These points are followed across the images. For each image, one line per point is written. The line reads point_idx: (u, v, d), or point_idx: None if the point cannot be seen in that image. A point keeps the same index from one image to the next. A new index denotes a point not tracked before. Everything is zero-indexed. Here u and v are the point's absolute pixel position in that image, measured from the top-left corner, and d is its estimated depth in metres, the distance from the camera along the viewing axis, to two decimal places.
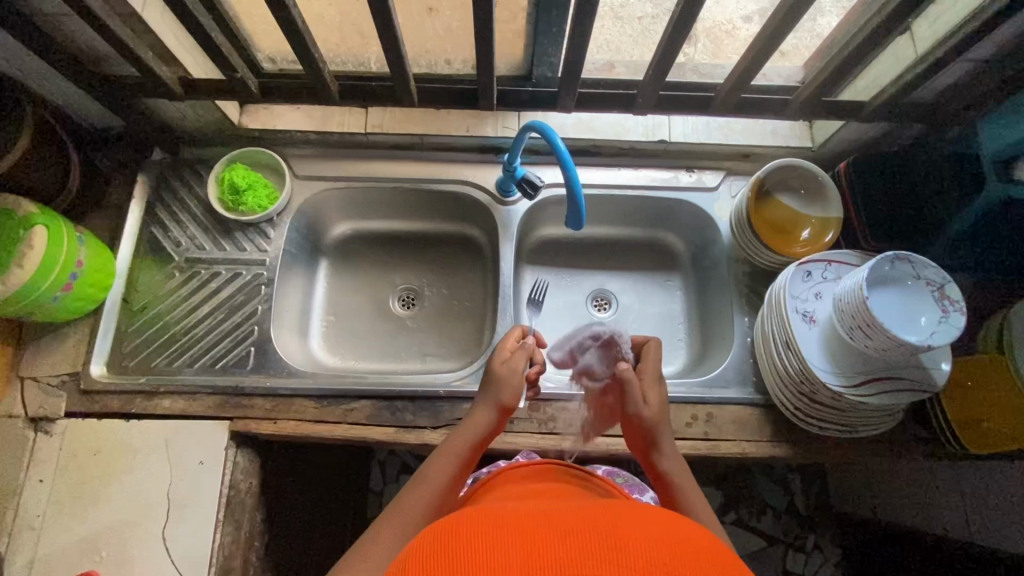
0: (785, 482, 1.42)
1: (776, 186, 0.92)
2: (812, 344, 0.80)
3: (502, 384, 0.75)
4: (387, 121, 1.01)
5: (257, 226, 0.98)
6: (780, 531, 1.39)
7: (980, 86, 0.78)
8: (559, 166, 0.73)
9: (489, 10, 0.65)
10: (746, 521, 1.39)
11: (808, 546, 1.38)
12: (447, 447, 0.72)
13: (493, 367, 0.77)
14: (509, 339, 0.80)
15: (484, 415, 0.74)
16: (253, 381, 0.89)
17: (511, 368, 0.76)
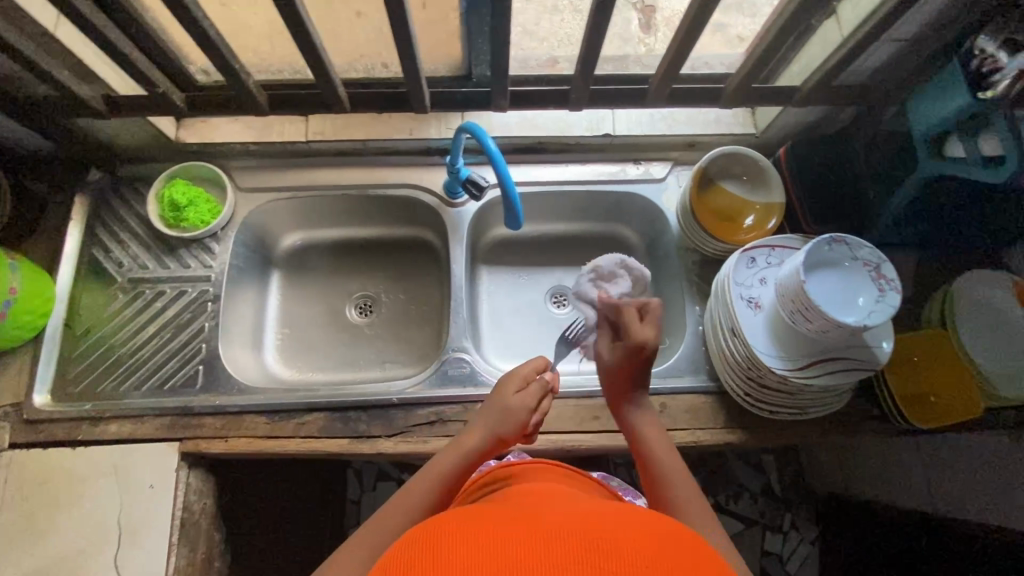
0: (759, 465, 1.44)
1: (719, 174, 0.92)
2: (757, 329, 0.81)
3: (505, 413, 0.76)
4: (328, 128, 0.99)
5: (202, 242, 0.96)
6: (756, 512, 1.41)
7: (904, 66, 0.79)
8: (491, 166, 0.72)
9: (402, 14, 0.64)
10: (723, 505, 1.41)
11: (785, 526, 1.40)
12: (438, 465, 0.70)
13: (504, 400, 0.78)
14: (524, 368, 0.82)
15: (477, 438, 0.73)
16: (202, 400, 0.88)
17: (519, 399, 0.77)
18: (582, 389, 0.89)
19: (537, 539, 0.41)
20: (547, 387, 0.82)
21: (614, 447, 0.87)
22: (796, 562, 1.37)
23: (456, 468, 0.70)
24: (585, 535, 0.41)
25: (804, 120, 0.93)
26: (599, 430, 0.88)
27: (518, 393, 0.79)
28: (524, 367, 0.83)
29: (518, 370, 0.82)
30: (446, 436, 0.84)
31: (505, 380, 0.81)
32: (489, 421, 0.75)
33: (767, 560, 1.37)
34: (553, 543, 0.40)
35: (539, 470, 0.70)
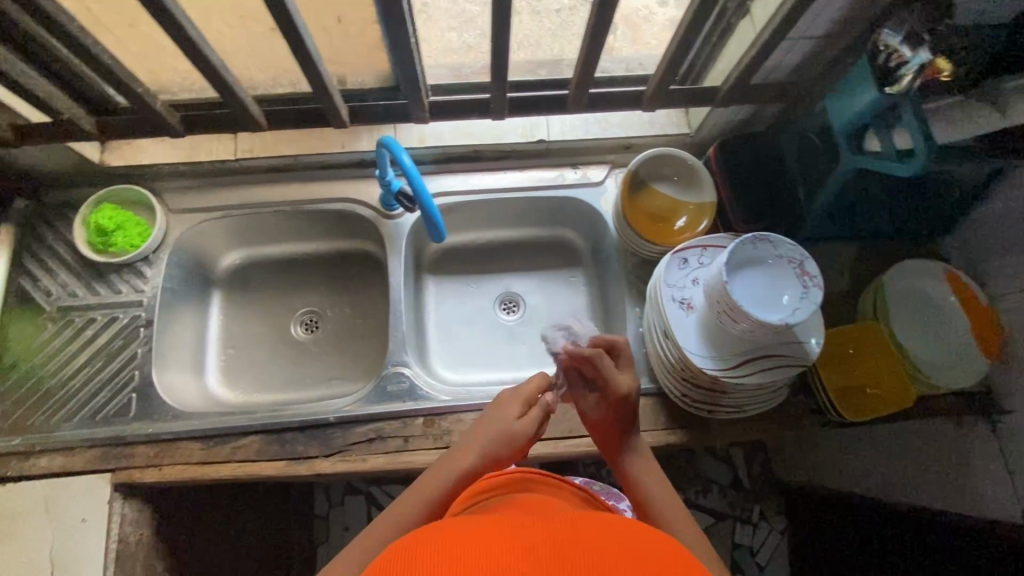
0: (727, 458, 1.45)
1: (652, 177, 0.93)
2: (689, 330, 0.81)
3: (508, 438, 0.73)
4: (257, 144, 0.97)
5: (132, 266, 0.94)
6: (725, 505, 1.41)
7: (819, 62, 0.79)
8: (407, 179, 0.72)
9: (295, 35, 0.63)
10: (693, 500, 1.41)
11: (755, 517, 1.40)
12: (432, 483, 0.68)
13: (508, 424, 0.74)
14: (529, 389, 0.78)
15: (473, 457, 0.70)
16: (136, 428, 0.86)
17: (526, 426, 0.74)
18: None
19: (525, 543, 0.41)
20: (550, 411, 0.78)
21: (557, 454, 0.86)
22: (766, 553, 1.38)
23: (451, 485, 0.68)
24: (571, 539, 0.42)
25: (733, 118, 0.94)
26: (541, 438, 0.88)
27: (522, 419, 0.75)
28: (527, 388, 0.79)
29: (523, 392, 0.78)
30: (385, 452, 0.83)
31: (508, 401, 0.77)
32: (488, 443, 0.72)
33: (738, 552, 1.38)
34: (538, 552, 0.40)
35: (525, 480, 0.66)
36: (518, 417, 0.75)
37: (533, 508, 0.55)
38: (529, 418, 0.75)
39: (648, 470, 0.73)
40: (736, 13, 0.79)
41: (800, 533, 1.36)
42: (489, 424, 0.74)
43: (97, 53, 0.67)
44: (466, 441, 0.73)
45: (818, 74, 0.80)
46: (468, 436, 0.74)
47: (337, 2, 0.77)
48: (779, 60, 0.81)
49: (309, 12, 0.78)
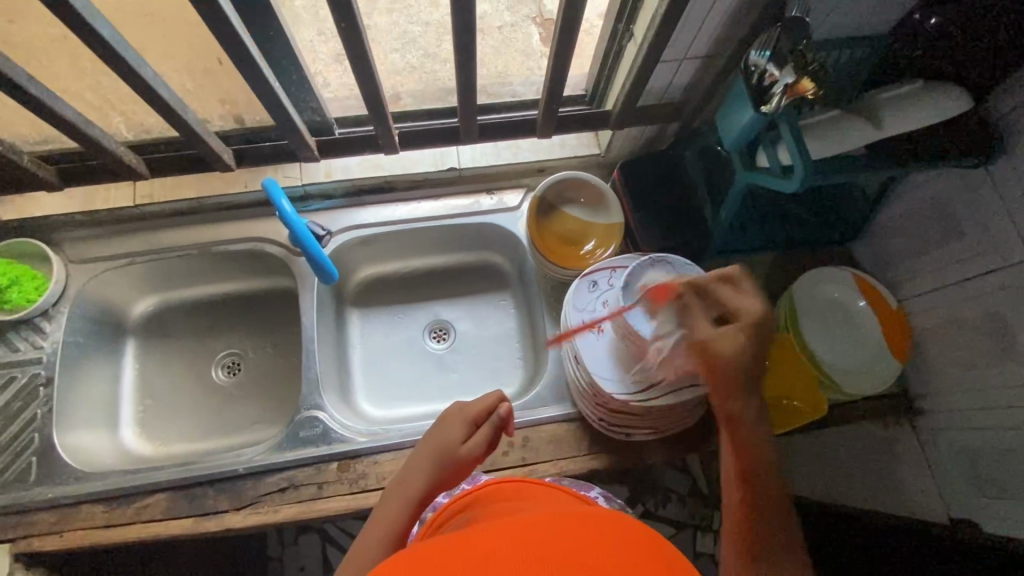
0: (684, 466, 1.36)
1: (560, 201, 0.93)
2: (598, 356, 0.80)
3: (452, 465, 0.68)
4: (158, 189, 0.95)
5: (30, 322, 0.90)
6: (686, 514, 1.29)
7: (703, 83, 0.81)
8: (303, 244, 0.76)
9: (148, 92, 0.62)
10: (653, 512, 1.29)
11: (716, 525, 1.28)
12: (381, 518, 0.65)
13: (453, 448, 0.68)
14: (475, 409, 0.71)
15: (420, 485, 0.67)
16: (35, 495, 0.82)
17: (473, 448, 0.68)
18: None
19: (488, 546, 0.43)
20: (502, 422, 0.71)
21: None
22: None
23: (404, 521, 0.64)
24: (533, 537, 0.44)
25: (639, 137, 0.94)
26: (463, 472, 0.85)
27: (468, 441, 0.69)
28: (475, 405, 0.71)
29: (471, 411, 0.70)
30: (298, 502, 0.81)
31: (451, 420, 0.70)
32: (433, 471, 0.67)
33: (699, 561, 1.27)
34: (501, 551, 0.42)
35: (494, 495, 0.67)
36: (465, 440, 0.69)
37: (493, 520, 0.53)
38: (476, 437, 0.69)
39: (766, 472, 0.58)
40: (615, 40, 0.80)
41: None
42: (432, 441, 0.70)
43: None
44: (413, 468, 0.69)
45: (707, 92, 0.81)
46: (413, 456, 0.71)
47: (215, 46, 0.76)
48: (666, 82, 0.83)
49: None
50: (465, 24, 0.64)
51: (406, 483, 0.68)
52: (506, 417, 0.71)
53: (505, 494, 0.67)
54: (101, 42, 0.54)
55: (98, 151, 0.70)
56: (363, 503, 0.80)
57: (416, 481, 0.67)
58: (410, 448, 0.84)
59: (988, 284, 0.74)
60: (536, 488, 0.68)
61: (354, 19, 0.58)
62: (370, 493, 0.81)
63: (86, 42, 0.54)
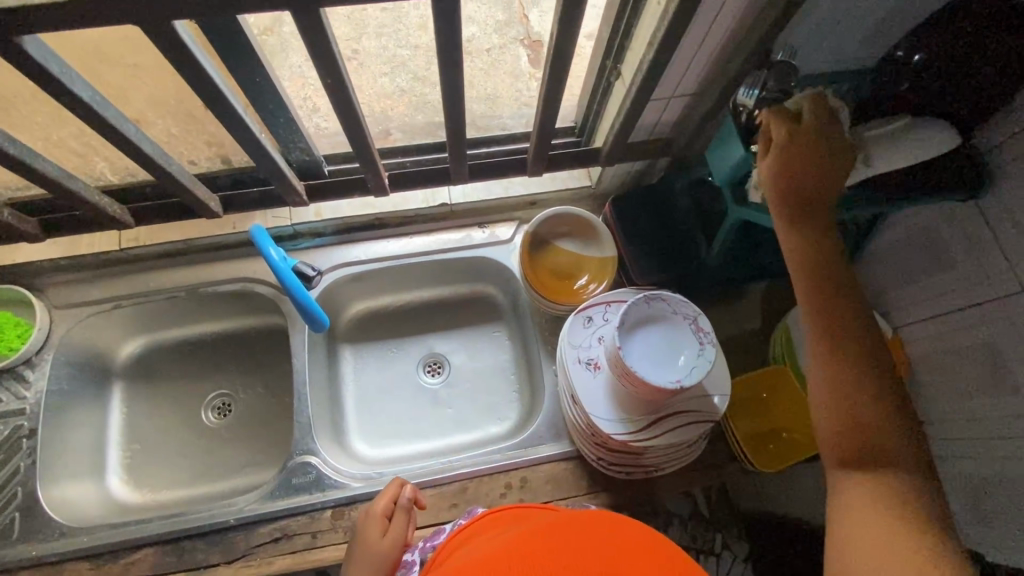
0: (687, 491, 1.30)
1: (552, 235, 0.93)
2: (595, 395, 0.79)
3: (379, 565, 0.68)
4: (144, 232, 0.94)
5: (13, 371, 0.88)
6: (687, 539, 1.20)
7: (693, 119, 0.81)
8: (290, 289, 0.74)
9: (131, 148, 0.61)
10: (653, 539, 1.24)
11: (717, 547, 1.18)
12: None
13: (376, 548, 0.69)
14: (380, 503, 0.72)
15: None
16: (18, 553, 0.80)
17: (393, 540, 0.70)
18: (435, 477, 0.85)
19: None
20: (411, 506, 0.74)
21: None
22: None
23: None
24: None
25: (630, 170, 0.94)
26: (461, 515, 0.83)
27: (386, 537, 0.70)
28: (379, 501, 0.73)
29: (376, 509, 0.72)
30: (292, 552, 0.79)
31: (363, 525, 0.71)
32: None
33: None
34: None
35: (494, 522, 0.66)
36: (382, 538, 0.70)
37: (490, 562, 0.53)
38: (394, 529, 0.71)
39: (859, 332, 0.58)
40: (606, 77, 0.80)
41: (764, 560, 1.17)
42: (355, 554, 0.70)
43: None
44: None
45: (697, 128, 0.82)
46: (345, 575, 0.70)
47: None
48: (656, 119, 0.83)
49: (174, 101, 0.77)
50: (451, 71, 0.64)
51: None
52: (413, 499, 0.74)
53: (503, 520, 0.66)
54: (79, 102, 0.53)
55: (82, 203, 0.68)
56: None
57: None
58: None
59: (982, 317, 0.73)
60: (532, 511, 0.67)
61: (339, 74, 0.57)
62: None
63: (65, 103, 0.53)
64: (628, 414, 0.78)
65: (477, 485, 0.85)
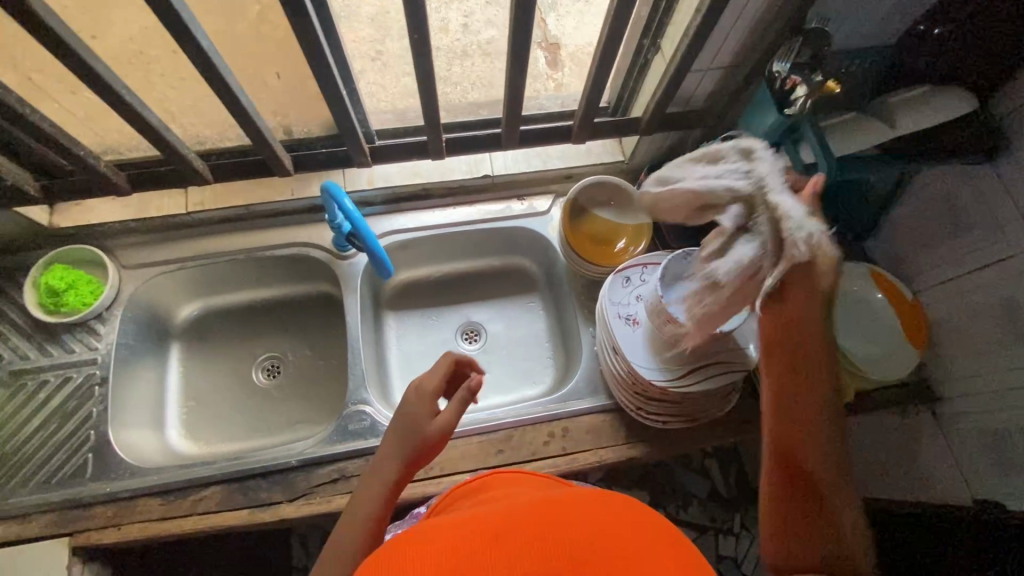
0: (705, 471, 1.37)
1: (591, 203, 0.99)
2: (636, 346, 0.84)
3: (420, 442, 0.63)
4: (208, 197, 1.00)
5: (86, 324, 0.94)
6: (708, 518, 1.32)
7: (728, 90, 0.87)
8: (357, 229, 0.77)
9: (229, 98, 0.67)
10: (674, 515, 1.31)
11: (735, 527, 1.32)
12: (362, 495, 0.62)
13: (419, 426, 0.63)
14: (433, 382, 0.66)
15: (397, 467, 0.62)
16: (92, 490, 0.85)
17: (440, 421, 0.63)
18: (482, 426, 0.90)
19: (489, 531, 0.46)
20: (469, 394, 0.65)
21: None
22: (750, 563, 1.29)
23: (383, 493, 0.62)
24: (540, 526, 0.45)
25: (663, 144, 1.00)
26: (505, 464, 0.88)
27: (439, 417, 0.64)
28: (432, 380, 0.66)
29: (428, 386, 0.65)
30: (349, 492, 0.84)
31: (412, 400, 0.65)
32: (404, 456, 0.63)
33: (722, 565, 1.29)
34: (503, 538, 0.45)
35: (503, 480, 0.69)
36: (435, 416, 0.64)
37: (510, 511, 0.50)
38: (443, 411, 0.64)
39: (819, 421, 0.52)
40: (648, 51, 0.86)
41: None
42: (396, 422, 0.65)
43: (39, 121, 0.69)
44: (385, 449, 0.64)
45: (730, 99, 0.88)
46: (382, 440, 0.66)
47: (275, 60, 0.81)
48: (693, 90, 0.89)
49: (249, 70, 0.83)
50: (519, 36, 0.70)
51: (379, 467, 0.63)
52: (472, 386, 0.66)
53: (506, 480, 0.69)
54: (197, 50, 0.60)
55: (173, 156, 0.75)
56: (414, 492, 0.84)
57: (390, 465, 0.63)
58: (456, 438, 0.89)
59: (997, 274, 0.79)
60: (531, 476, 0.69)
61: (426, 32, 0.64)
62: (418, 481, 0.85)
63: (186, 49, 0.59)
64: (666, 363, 0.83)
65: (521, 434, 0.90)
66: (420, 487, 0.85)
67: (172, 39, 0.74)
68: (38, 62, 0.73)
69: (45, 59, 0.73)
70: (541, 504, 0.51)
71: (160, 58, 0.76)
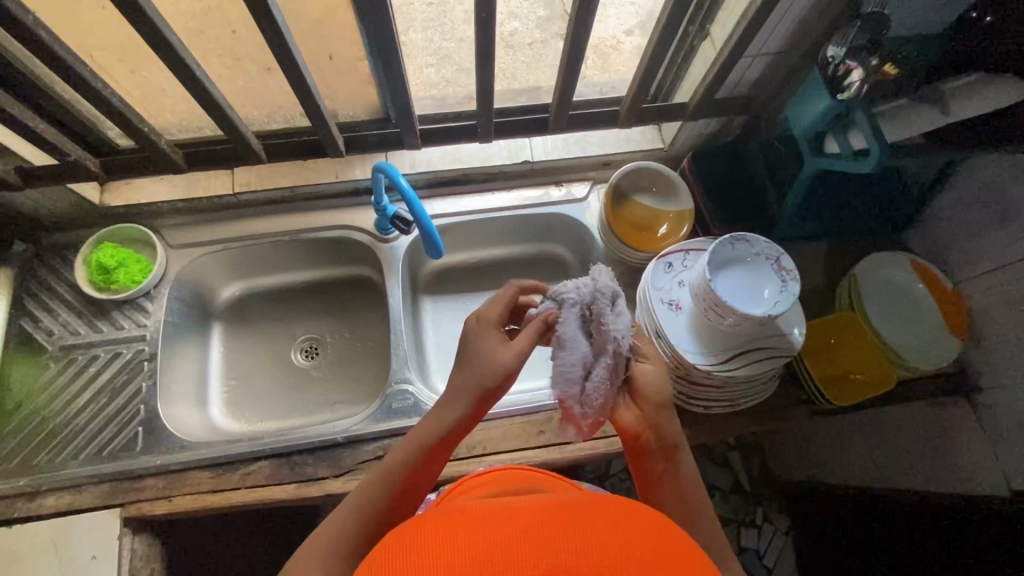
0: (727, 463, 1.41)
1: (631, 188, 0.99)
2: (679, 330, 0.85)
3: (496, 369, 0.60)
4: (254, 178, 1.01)
5: (135, 302, 0.96)
6: (730, 510, 1.36)
7: (776, 77, 0.87)
8: (406, 204, 0.77)
9: None
10: None
11: (758, 520, 1.36)
12: (420, 434, 0.62)
13: (488, 353, 0.61)
14: (494, 310, 0.65)
15: (463, 408, 0.61)
16: (144, 461, 0.87)
17: (510, 348, 0.61)
18: (524, 407, 0.91)
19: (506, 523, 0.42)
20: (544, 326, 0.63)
21: (563, 459, 0.88)
22: (773, 554, 1.32)
23: (441, 437, 0.61)
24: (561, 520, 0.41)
25: (704, 131, 1.01)
26: (547, 445, 0.89)
27: (509, 345, 0.62)
28: (492, 309, 0.65)
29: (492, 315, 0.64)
30: None
31: (475, 330, 0.64)
32: (471, 394, 0.61)
33: (745, 556, 1.32)
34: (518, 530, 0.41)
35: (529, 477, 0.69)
36: (503, 342, 0.63)
37: (548, 506, 0.44)
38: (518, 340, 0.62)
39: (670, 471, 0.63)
40: (698, 36, 0.86)
41: (805, 531, 1.31)
42: (463, 354, 0.64)
43: (106, 96, 0.70)
44: (454, 385, 0.62)
45: (779, 84, 0.88)
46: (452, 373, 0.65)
47: (329, 42, 0.82)
48: (741, 75, 0.89)
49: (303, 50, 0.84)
50: (581, 17, 0.70)
51: (446, 408, 0.62)
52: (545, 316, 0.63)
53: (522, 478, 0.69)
54: None
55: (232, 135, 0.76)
56: (457, 469, 0.86)
57: (456, 407, 0.61)
58: (498, 418, 0.90)
59: None
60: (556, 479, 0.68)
61: (492, 10, 0.65)
62: (461, 459, 0.87)
63: None
64: (710, 348, 0.83)
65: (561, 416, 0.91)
66: (463, 465, 0.87)
67: (232, 20, 0.75)
68: (102, 41, 0.75)
69: (110, 37, 0.75)
70: (588, 501, 0.44)
71: (219, 37, 0.77)
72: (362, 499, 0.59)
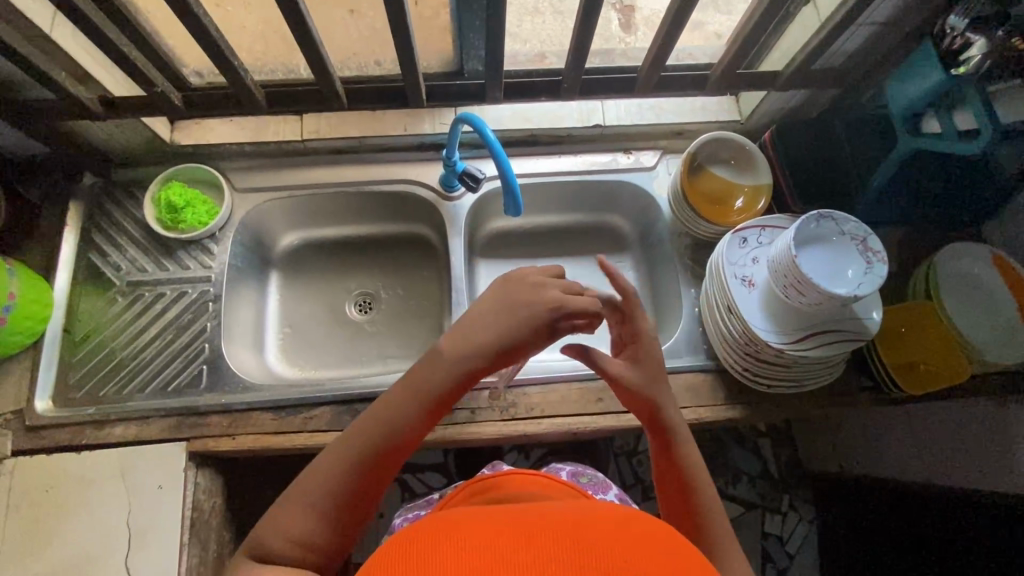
0: (757, 450, 1.36)
1: (707, 160, 0.96)
2: (753, 307, 0.83)
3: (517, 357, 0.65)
4: (322, 127, 1.02)
5: (200, 243, 0.97)
6: (756, 495, 1.31)
7: (880, 49, 0.83)
8: (492, 156, 0.77)
9: None
10: (723, 490, 1.31)
11: (783, 507, 1.31)
12: (425, 383, 0.60)
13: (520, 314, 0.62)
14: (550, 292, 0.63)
15: (478, 361, 0.61)
16: (207, 399, 0.88)
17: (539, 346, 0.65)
18: (583, 372, 0.90)
19: (501, 525, 0.40)
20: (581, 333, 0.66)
21: (620, 427, 0.88)
22: (795, 542, 1.28)
23: (449, 387, 0.61)
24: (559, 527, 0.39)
25: (786, 104, 0.97)
26: (604, 412, 0.89)
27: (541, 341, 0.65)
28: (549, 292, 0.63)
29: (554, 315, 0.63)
30: (452, 423, 0.86)
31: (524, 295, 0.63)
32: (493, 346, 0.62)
33: (768, 542, 1.28)
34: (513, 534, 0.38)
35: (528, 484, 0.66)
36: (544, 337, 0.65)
37: (550, 516, 0.41)
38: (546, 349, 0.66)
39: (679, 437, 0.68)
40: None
41: (835, 525, 1.26)
42: (497, 304, 0.63)
43: (206, 26, 0.69)
44: (478, 331, 0.62)
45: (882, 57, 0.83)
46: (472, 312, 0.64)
47: None
48: (842, 45, 0.85)
49: None
50: None
51: (462, 356, 0.61)
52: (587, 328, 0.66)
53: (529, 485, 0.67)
54: None
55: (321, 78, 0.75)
56: (515, 429, 0.86)
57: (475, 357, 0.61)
58: (558, 382, 0.90)
59: None
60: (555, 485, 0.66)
61: None
62: (519, 420, 0.87)
63: None
64: (781, 330, 0.82)
65: None
66: (521, 426, 0.87)
67: None
68: None
69: None
70: (589, 513, 0.42)
71: None
72: (352, 447, 0.58)
